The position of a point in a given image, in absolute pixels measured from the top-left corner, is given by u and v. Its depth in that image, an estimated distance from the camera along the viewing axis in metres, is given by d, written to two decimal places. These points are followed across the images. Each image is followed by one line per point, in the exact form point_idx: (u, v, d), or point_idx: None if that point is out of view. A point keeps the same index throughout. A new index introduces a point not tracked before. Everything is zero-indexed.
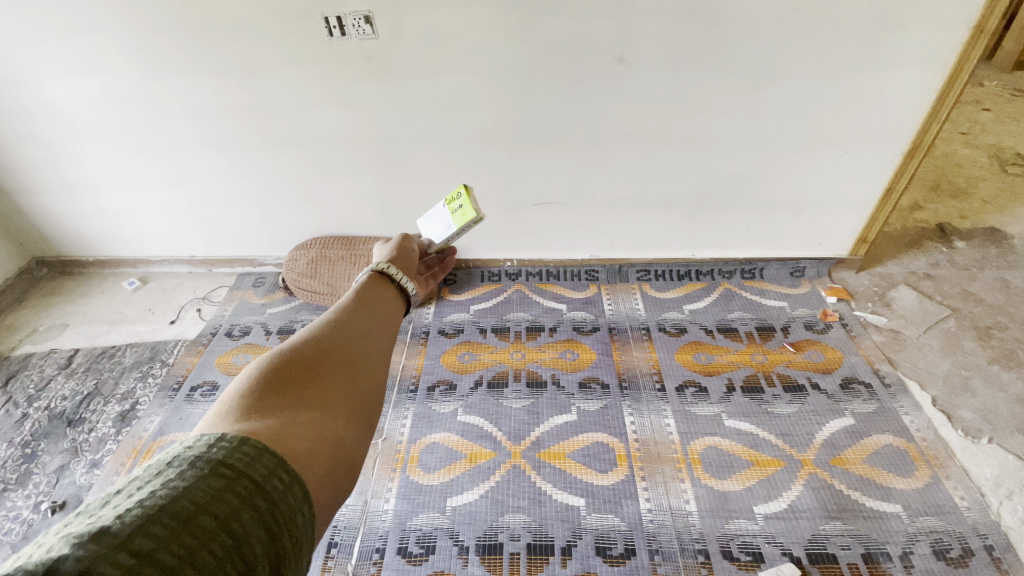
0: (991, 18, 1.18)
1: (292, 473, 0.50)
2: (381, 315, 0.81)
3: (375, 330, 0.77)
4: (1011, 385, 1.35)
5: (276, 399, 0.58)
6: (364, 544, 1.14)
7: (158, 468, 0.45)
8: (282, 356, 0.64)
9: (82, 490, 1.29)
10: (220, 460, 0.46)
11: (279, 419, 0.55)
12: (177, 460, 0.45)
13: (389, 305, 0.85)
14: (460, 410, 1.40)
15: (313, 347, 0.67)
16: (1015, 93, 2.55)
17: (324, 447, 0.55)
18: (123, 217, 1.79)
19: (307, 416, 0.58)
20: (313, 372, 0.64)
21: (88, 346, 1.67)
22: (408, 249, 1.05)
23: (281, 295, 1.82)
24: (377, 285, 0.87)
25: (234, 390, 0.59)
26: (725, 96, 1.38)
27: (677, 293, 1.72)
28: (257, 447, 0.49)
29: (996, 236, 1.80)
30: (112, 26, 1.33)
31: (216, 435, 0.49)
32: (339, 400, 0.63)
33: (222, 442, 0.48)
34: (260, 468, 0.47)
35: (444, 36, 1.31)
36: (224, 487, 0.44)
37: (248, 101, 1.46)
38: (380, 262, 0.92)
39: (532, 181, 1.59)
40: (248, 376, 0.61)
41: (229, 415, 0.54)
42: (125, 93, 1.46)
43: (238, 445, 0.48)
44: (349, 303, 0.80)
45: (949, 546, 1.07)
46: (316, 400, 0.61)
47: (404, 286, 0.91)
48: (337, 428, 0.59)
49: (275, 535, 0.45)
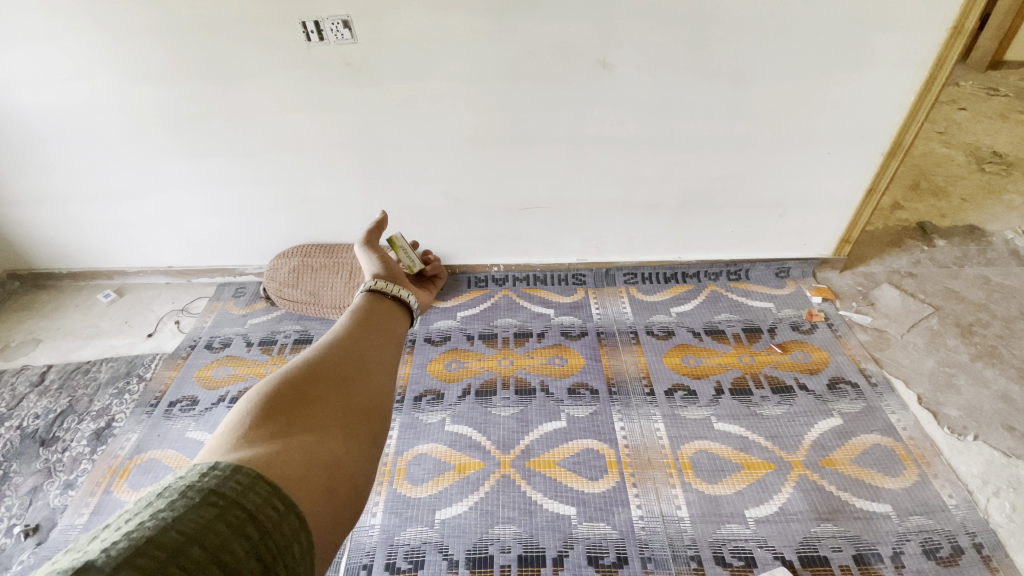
0: (969, 19, 1.19)
1: (287, 501, 0.47)
2: (380, 329, 0.78)
3: (375, 345, 0.74)
4: (995, 381, 1.37)
5: (271, 426, 0.55)
6: (351, 561, 1.11)
7: (148, 500, 0.43)
8: (277, 381, 0.61)
9: (56, 513, 1.24)
10: (211, 488, 0.43)
11: (273, 445, 0.52)
12: (168, 490, 0.43)
13: (388, 319, 0.81)
14: (448, 419, 1.37)
15: (308, 368, 0.64)
16: (990, 92, 2.60)
17: (320, 469, 0.52)
18: (97, 227, 1.73)
19: (303, 439, 0.55)
20: (310, 393, 0.61)
21: (61, 362, 1.61)
22: (392, 260, 1.01)
23: (262, 305, 1.78)
24: (373, 301, 0.83)
25: (228, 418, 0.56)
26: (708, 99, 1.38)
27: (664, 295, 1.72)
28: (250, 474, 0.46)
29: (975, 234, 1.83)
30: (80, 32, 1.29)
31: (209, 464, 0.46)
32: (337, 420, 0.60)
33: (214, 470, 0.45)
34: (253, 496, 0.45)
35: (424, 40, 1.29)
36: (215, 516, 0.41)
37: (225, 108, 1.43)
38: (372, 280, 0.89)
39: (516, 186, 1.58)
40: (242, 404, 0.58)
41: (221, 445, 0.51)
42: (97, 101, 1.42)
43: (231, 473, 0.45)
44: (346, 322, 0.76)
45: (939, 545, 1.08)
46: (313, 423, 0.58)
47: (400, 296, 0.87)
48: (335, 449, 0.56)
49: (269, 567, 0.42)
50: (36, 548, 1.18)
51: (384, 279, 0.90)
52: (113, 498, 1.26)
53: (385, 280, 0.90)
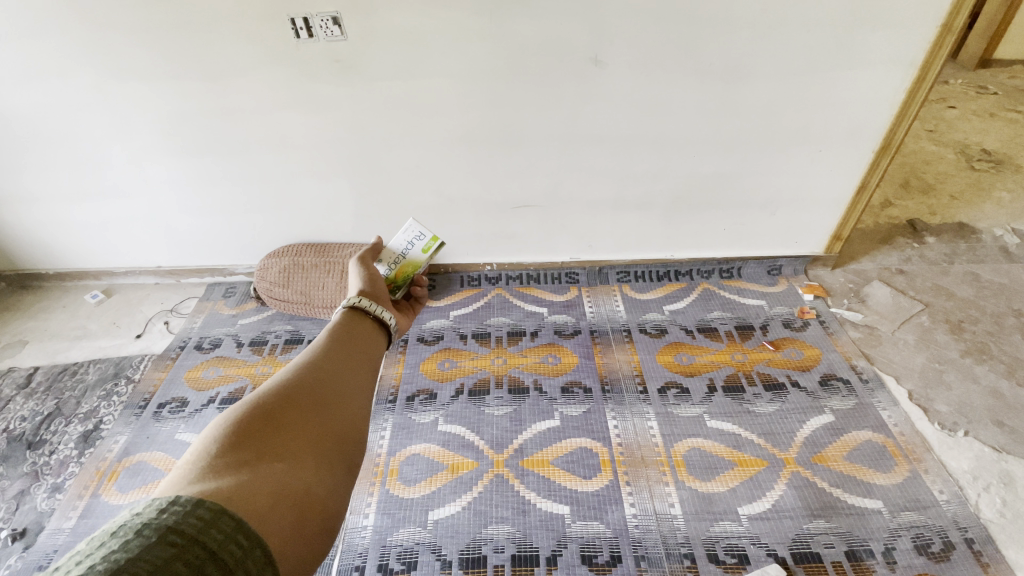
0: (958, 17, 1.20)
1: (252, 536, 0.46)
2: (357, 350, 0.77)
3: (351, 367, 0.73)
4: (984, 377, 1.38)
5: (238, 454, 0.54)
6: (343, 563, 1.10)
7: (101, 540, 0.41)
8: (246, 407, 0.60)
9: (43, 517, 1.22)
10: (170, 526, 0.42)
11: (239, 476, 0.51)
12: (122, 530, 0.42)
13: (367, 340, 0.81)
14: (441, 419, 1.37)
15: (279, 393, 0.63)
16: (979, 90, 2.63)
17: (289, 499, 0.52)
18: (82, 228, 1.71)
19: (272, 467, 0.54)
20: (280, 419, 0.60)
21: (48, 364, 1.59)
22: (379, 278, 1.00)
23: (253, 305, 1.76)
24: (352, 321, 0.82)
25: (193, 446, 0.55)
26: (701, 96, 1.38)
27: (656, 293, 1.72)
28: (213, 509, 0.45)
29: (965, 231, 1.84)
30: (64, 28, 1.26)
31: (168, 499, 0.45)
32: (309, 446, 0.59)
33: (173, 506, 0.44)
34: (216, 533, 0.44)
35: (415, 36, 1.27)
36: (173, 556, 0.40)
37: (213, 105, 1.41)
38: (354, 296, 0.87)
39: (508, 185, 1.57)
40: (209, 431, 0.57)
41: (185, 476, 0.50)
42: (81, 100, 1.40)
43: (191, 508, 0.44)
44: (322, 342, 0.75)
45: (930, 541, 1.08)
46: (283, 451, 0.57)
47: (381, 317, 0.86)
48: (305, 478, 0.55)
49: None
50: (23, 552, 1.16)
51: (365, 297, 0.89)
52: (101, 502, 1.24)
53: (367, 298, 0.89)
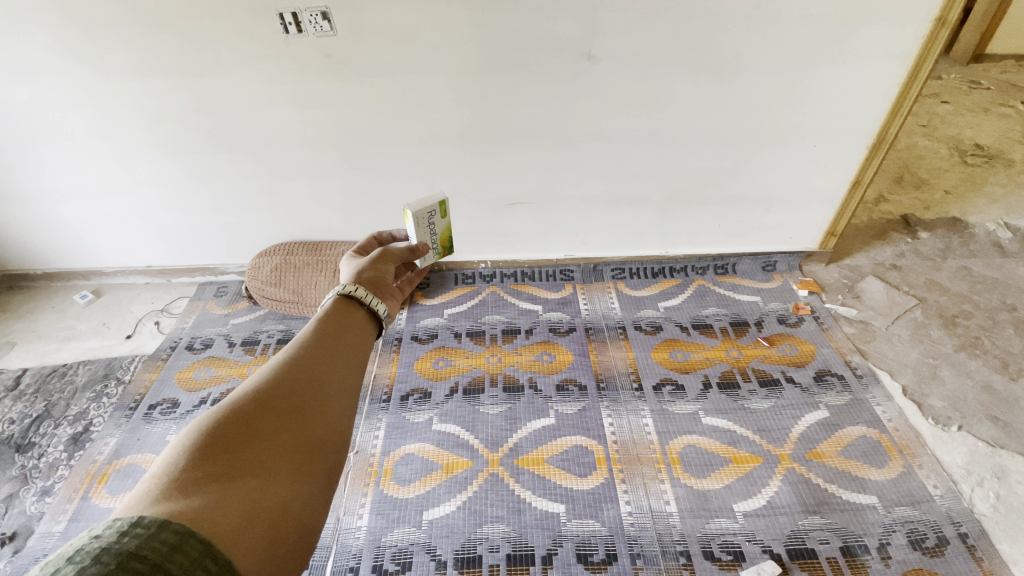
0: (953, 11, 1.19)
1: (221, 560, 0.44)
2: (345, 347, 0.74)
3: (336, 365, 0.70)
4: (978, 372, 1.38)
5: (210, 467, 0.52)
6: (337, 564, 1.09)
7: (55, 566, 0.38)
8: (220, 414, 0.58)
9: (32, 520, 1.21)
10: (131, 551, 0.40)
11: (208, 493, 0.49)
12: (79, 555, 0.39)
13: (357, 332, 0.78)
14: (435, 419, 1.36)
15: (256, 400, 0.61)
16: (972, 85, 2.63)
17: (262, 519, 0.50)
18: (70, 227, 1.68)
19: (244, 484, 0.52)
20: (257, 428, 0.58)
21: (37, 365, 1.57)
22: (383, 266, 0.98)
23: (245, 304, 1.74)
24: (346, 312, 0.80)
25: (162, 456, 0.53)
26: (695, 92, 1.37)
27: (651, 290, 1.71)
28: (178, 532, 0.43)
29: (957, 226, 1.85)
30: (48, 23, 1.24)
31: (131, 520, 0.43)
32: (286, 458, 0.57)
33: (136, 529, 0.42)
34: (181, 559, 0.42)
35: (406, 32, 1.26)
36: None
37: (201, 101, 1.39)
38: (348, 284, 0.85)
39: (502, 182, 1.56)
40: (180, 439, 0.54)
41: (152, 491, 0.48)
42: (67, 97, 1.37)
43: (155, 531, 0.42)
44: (308, 337, 0.73)
45: (925, 536, 1.09)
46: (258, 463, 0.55)
47: (375, 309, 0.84)
48: (281, 494, 0.53)
49: None
50: (12, 557, 1.15)
51: (361, 285, 0.87)
52: (92, 505, 1.23)
53: (363, 286, 0.87)
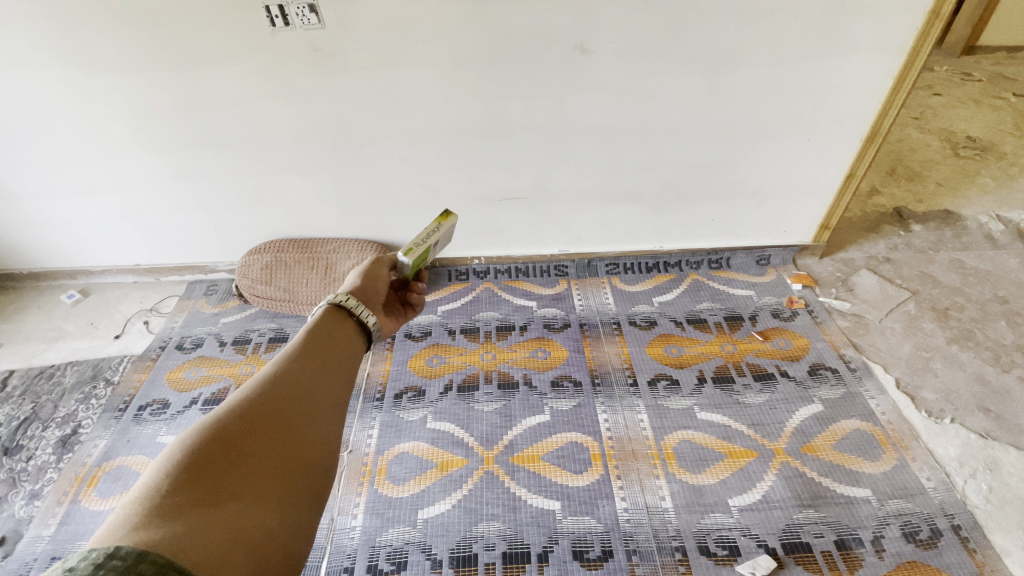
0: (947, 2, 1.19)
1: None
2: (332, 361, 0.73)
3: (322, 381, 0.69)
4: (970, 364, 1.39)
5: (193, 491, 0.50)
6: (331, 564, 1.09)
7: None
8: (203, 434, 0.56)
9: (21, 524, 1.19)
10: None
11: (190, 519, 0.48)
12: None
13: (345, 346, 0.77)
14: (429, 417, 1.35)
15: (241, 418, 0.59)
16: (964, 77, 2.64)
17: (245, 546, 0.49)
18: (55, 226, 1.65)
19: (228, 508, 0.51)
20: (240, 449, 0.56)
21: (23, 367, 1.54)
22: (377, 276, 0.96)
23: (235, 303, 1.72)
24: (336, 323, 0.79)
25: (141, 478, 0.51)
26: (689, 85, 1.36)
27: (646, 285, 1.70)
28: (157, 564, 0.42)
29: (950, 218, 1.85)
30: (27, 17, 1.21)
31: (106, 550, 0.41)
32: (270, 479, 0.56)
33: (113, 561, 0.40)
34: None
35: (395, 25, 1.24)
36: None
37: (187, 97, 1.36)
38: (340, 293, 0.84)
39: (495, 177, 1.54)
40: (161, 461, 0.53)
41: (130, 518, 0.46)
42: (49, 93, 1.34)
43: (133, 563, 0.41)
44: (294, 350, 0.71)
45: (918, 528, 1.09)
46: (243, 485, 0.54)
47: (365, 321, 0.83)
48: (266, 519, 0.52)
49: None
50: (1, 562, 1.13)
51: (353, 295, 0.86)
52: (82, 508, 1.21)
53: (355, 296, 0.86)
